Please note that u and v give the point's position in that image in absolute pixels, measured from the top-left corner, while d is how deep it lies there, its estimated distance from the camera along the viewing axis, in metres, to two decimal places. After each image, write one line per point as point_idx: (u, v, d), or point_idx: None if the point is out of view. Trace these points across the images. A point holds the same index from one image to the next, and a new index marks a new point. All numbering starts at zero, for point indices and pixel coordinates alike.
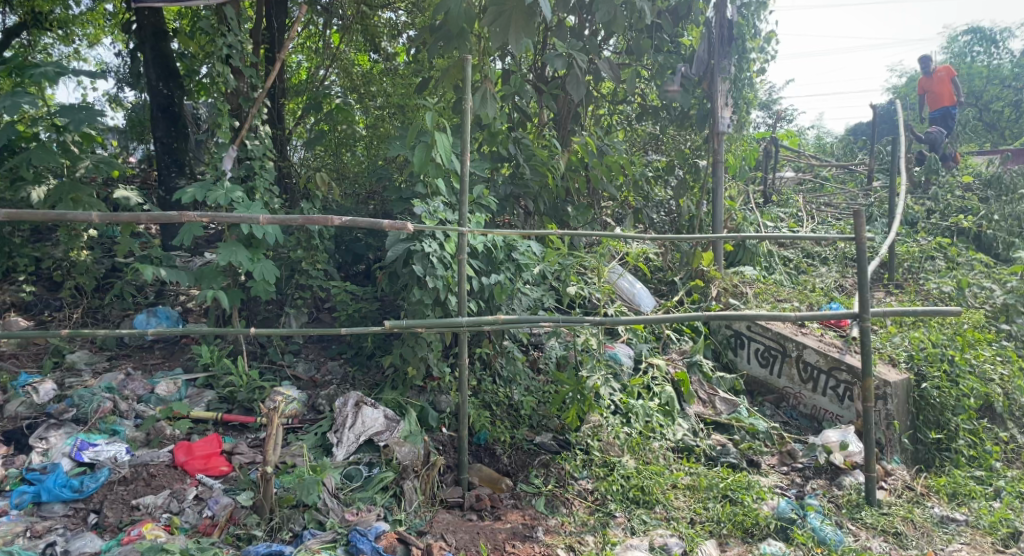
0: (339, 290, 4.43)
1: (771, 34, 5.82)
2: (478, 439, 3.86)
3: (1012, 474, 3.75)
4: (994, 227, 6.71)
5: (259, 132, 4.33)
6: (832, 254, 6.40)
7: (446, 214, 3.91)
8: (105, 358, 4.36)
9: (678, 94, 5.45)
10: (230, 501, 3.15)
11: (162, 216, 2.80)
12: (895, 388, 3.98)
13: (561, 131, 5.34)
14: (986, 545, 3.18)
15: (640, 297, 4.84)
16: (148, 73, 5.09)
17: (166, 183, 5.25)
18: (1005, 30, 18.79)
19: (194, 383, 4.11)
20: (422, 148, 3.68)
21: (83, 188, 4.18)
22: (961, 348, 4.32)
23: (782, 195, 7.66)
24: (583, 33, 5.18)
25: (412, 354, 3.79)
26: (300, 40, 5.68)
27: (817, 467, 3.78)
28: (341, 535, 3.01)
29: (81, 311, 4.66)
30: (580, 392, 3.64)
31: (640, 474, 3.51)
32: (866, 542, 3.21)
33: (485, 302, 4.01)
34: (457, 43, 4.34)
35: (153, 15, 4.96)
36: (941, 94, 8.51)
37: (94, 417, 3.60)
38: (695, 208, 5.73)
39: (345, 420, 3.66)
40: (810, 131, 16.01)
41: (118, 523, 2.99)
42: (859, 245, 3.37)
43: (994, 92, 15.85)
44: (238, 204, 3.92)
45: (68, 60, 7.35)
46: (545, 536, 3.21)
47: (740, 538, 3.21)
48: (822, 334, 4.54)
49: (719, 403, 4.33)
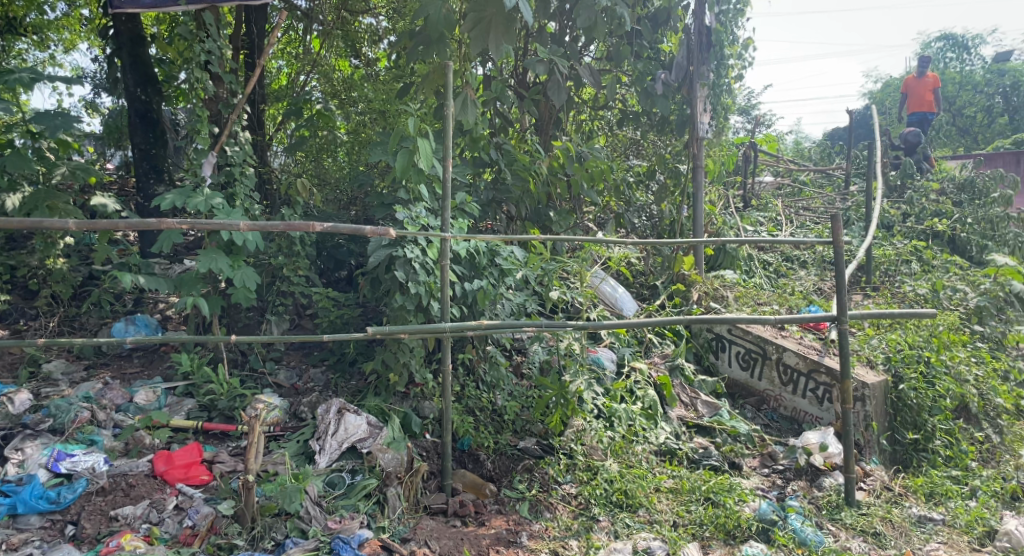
0: (321, 297, 4.40)
1: (749, 40, 5.87)
2: (461, 445, 3.84)
3: (987, 473, 3.80)
4: (967, 231, 6.89)
5: (239, 138, 4.30)
6: (811, 258, 6.48)
7: (429, 219, 3.89)
8: (81, 367, 4.31)
9: (659, 100, 5.49)
10: (210, 510, 3.12)
11: (141, 223, 2.76)
12: (873, 389, 4.04)
13: (542, 136, 5.36)
14: (963, 544, 3.24)
15: (622, 301, 4.86)
16: (125, 80, 4.99)
17: (144, 190, 5.16)
18: (976, 36, 19.19)
19: (174, 391, 4.07)
20: (403, 153, 3.73)
21: (59, 196, 4.14)
22: (937, 349, 4.39)
23: (761, 199, 7.73)
24: (563, 40, 5.23)
25: (395, 361, 3.78)
26: (280, 45, 5.66)
27: (798, 468, 3.82)
28: (323, 542, 2.99)
29: (58, 319, 4.60)
30: (563, 397, 3.72)
31: (623, 478, 3.53)
32: (845, 542, 3.25)
33: (467, 307, 3.97)
34: (438, 48, 4.36)
35: (130, 20, 4.88)
36: (922, 101, 8.67)
37: (71, 427, 3.55)
38: (676, 213, 5.80)
39: (327, 428, 3.63)
40: (788, 136, 16.19)
41: (96, 534, 2.96)
42: (835, 249, 3.41)
43: (966, 97, 16.28)
44: (218, 211, 3.89)
45: (43, 65, 7.21)
46: (529, 541, 3.22)
47: (722, 540, 3.23)
48: (801, 338, 4.60)
49: (702, 406, 4.35)
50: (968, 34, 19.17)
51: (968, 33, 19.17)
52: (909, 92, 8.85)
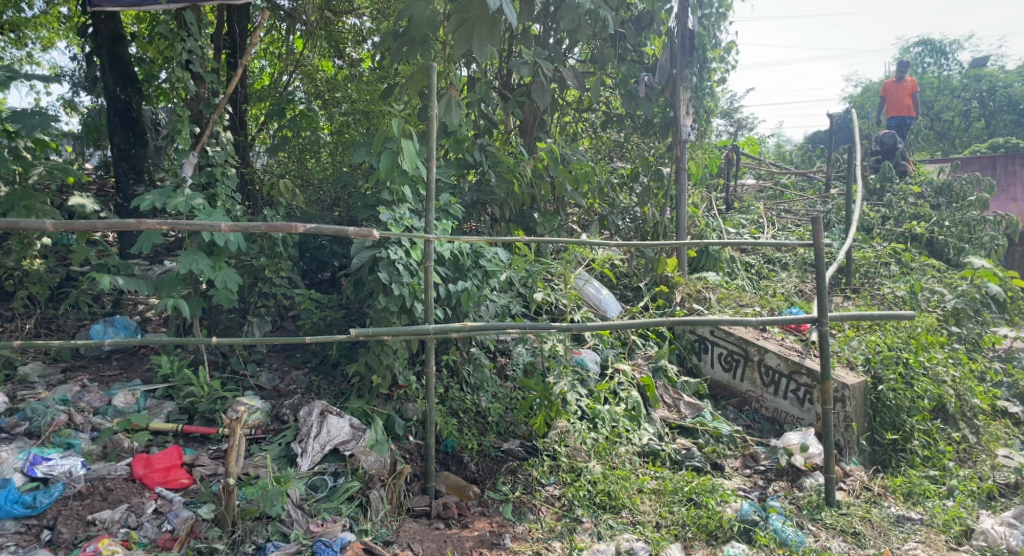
0: (304, 298, 4.37)
1: (732, 44, 5.91)
2: (444, 447, 3.82)
3: (964, 473, 3.87)
4: (944, 234, 6.96)
5: (220, 138, 4.27)
6: (792, 260, 6.53)
7: (412, 221, 3.87)
8: (58, 370, 4.25)
9: (642, 103, 5.54)
10: (190, 514, 3.09)
11: (120, 224, 2.73)
12: (853, 391, 4.08)
13: (527, 138, 5.37)
14: (940, 543, 3.28)
15: (606, 303, 4.88)
16: (103, 79, 4.93)
17: (123, 190, 5.09)
18: (954, 42, 19.49)
19: (153, 394, 4.02)
20: (387, 155, 3.73)
21: (36, 196, 4.07)
22: (915, 351, 4.45)
23: (743, 202, 7.79)
24: (547, 42, 5.25)
25: (378, 362, 3.76)
26: (262, 45, 5.62)
27: (779, 469, 3.85)
28: (304, 545, 2.98)
29: (34, 321, 4.52)
30: (547, 399, 3.76)
31: (606, 479, 3.55)
32: (825, 542, 3.28)
33: (451, 309, 3.96)
34: (422, 50, 4.32)
35: (110, 19, 4.84)
36: (900, 105, 8.79)
37: (47, 430, 3.50)
38: (660, 215, 5.83)
39: (309, 430, 3.60)
40: (770, 139, 16.35)
41: (73, 539, 2.92)
42: (816, 251, 3.44)
43: (943, 102, 16.52)
44: (199, 212, 3.86)
45: (19, 63, 7.11)
46: (512, 542, 3.21)
47: (704, 540, 3.25)
48: (782, 339, 4.65)
49: (685, 407, 4.38)
50: (945, 39, 19.47)
51: (946, 39, 19.47)
52: (888, 96, 8.97)
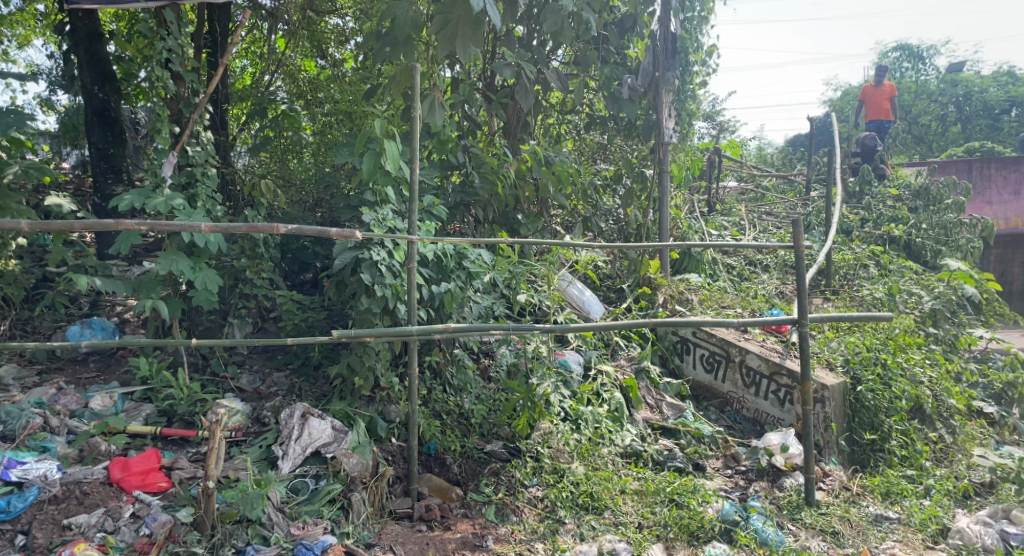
0: (286, 299, 4.34)
1: (713, 47, 5.96)
2: (427, 449, 3.81)
3: (940, 472, 3.92)
4: (922, 236, 7.07)
5: (201, 138, 4.22)
6: (773, 262, 6.58)
7: (395, 222, 3.85)
8: (34, 372, 4.18)
9: (625, 104, 5.51)
10: (168, 518, 3.05)
11: (97, 224, 2.70)
12: (833, 391, 4.13)
13: (510, 139, 5.44)
14: (917, 541, 3.33)
15: (588, 304, 4.89)
16: (81, 77, 4.86)
17: (101, 190, 5.02)
18: (932, 47, 19.79)
19: (132, 396, 3.97)
20: (370, 156, 3.72)
21: (11, 195, 4.00)
22: (893, 352, 4.50)
23: (725, 204, 7.86)
24: (530, 44, 5.26)
25: (360, 364, 3.74)
26: (244, 44, 5.56)
27: (760, 469, 3.88)
28: (285, 549, 2.96)
29: (9, 323, 4.45)
30: (530, 400, 3.74)
31: (589, 480, 3.55)
32: (805, 542, 3.30)
33: (434, 310, 3.96)
34: (405, 50, 4.23)
35: (88, 16, 4.78)
36: (879, 109, 8.92)
37: (22, 434, 3.43)
38: (642, 217, 5.85)
39: (291, 432, 3.58)
40: (752, 142, 16.50)
41: (47, 544, 2.88)
42: (796, 253, 3.47)
43: (922, 106, 16.77)
44: (178, 212, 3.82)
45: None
46: (494, 544, 3.21)
47: (686, 541, 3.26)
48: (763, 340, 4.70)
49: (667, 408, 4.40)
50: (924, 44, 19.76)
51: (924, 44, 19.77)
52: (867, 99, 9.09)
